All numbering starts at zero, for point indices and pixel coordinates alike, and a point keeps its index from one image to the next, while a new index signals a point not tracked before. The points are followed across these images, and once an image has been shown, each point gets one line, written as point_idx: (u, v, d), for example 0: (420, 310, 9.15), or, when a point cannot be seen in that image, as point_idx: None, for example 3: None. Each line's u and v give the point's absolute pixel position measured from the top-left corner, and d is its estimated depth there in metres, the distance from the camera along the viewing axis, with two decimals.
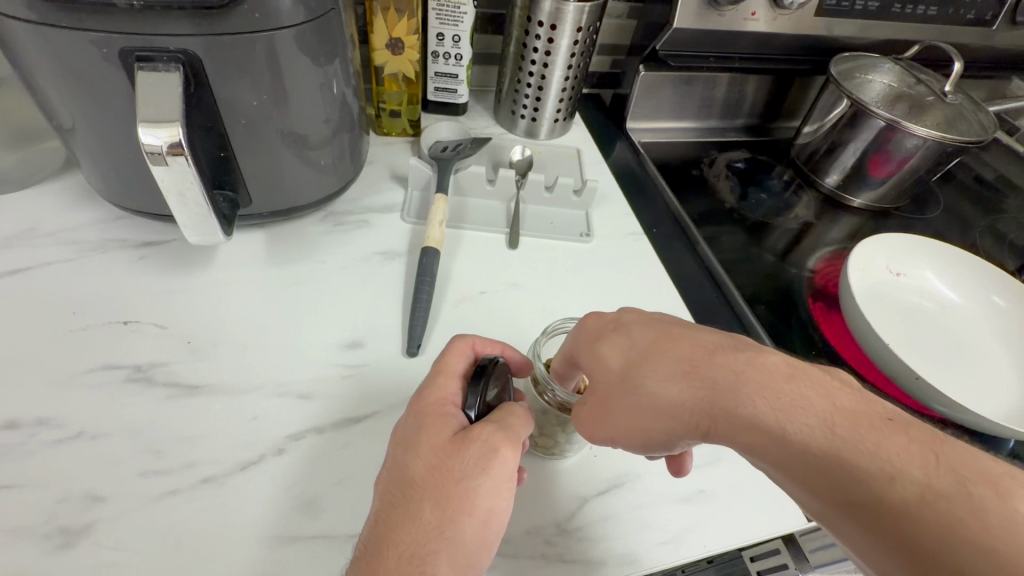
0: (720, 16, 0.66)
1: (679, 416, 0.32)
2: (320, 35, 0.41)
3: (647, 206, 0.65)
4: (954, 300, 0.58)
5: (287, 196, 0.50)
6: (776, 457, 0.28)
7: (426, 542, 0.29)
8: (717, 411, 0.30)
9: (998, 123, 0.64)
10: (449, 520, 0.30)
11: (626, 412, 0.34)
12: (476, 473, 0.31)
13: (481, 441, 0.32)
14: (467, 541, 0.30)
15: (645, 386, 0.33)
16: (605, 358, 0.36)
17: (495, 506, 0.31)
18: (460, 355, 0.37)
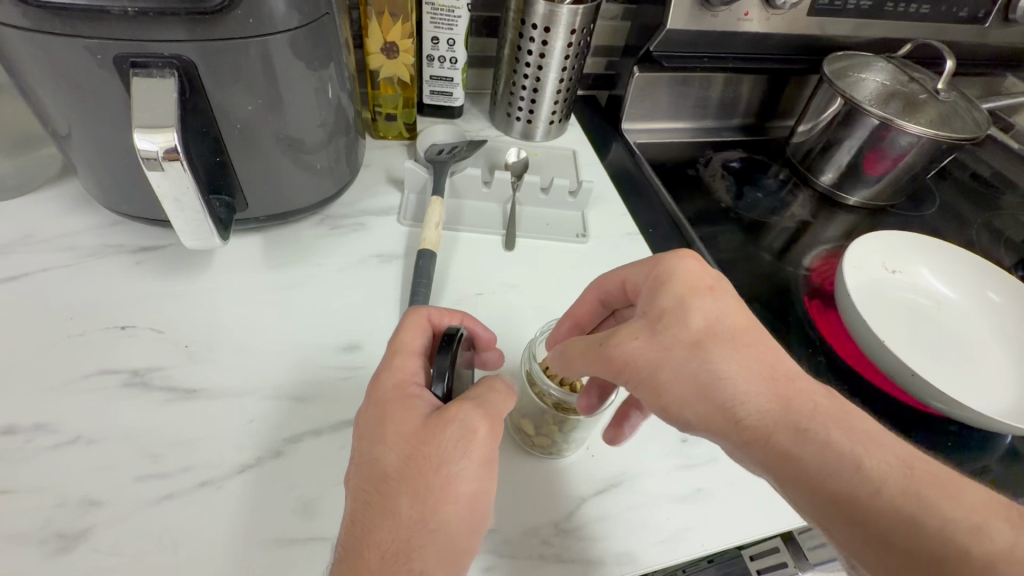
0: (713, 17, 0.67)
1: (743, 415, 0.32)
2: (313, 40, 0.41)
3: (644, 207, 0.65)
4: (951, 297, 0.59)
5: (283, 200, 0.50)
6: (837, 477, 0.29)
7: (408, 536, 0.29)
8: (797, 420, 0.31)
9: (991, 120, 0.64)
10: (431, 510, 0.30)
11: (679, 379, 0.33)
12: (457, 458, 0.31)
13: (457, 422, 0.32)
14: (453, 526, 0.30)
15: (718, 367, 0.33)
16: (690, 309, 0.35)
17: (478, 491, 0.31)
18: (415, 332, 0.38)
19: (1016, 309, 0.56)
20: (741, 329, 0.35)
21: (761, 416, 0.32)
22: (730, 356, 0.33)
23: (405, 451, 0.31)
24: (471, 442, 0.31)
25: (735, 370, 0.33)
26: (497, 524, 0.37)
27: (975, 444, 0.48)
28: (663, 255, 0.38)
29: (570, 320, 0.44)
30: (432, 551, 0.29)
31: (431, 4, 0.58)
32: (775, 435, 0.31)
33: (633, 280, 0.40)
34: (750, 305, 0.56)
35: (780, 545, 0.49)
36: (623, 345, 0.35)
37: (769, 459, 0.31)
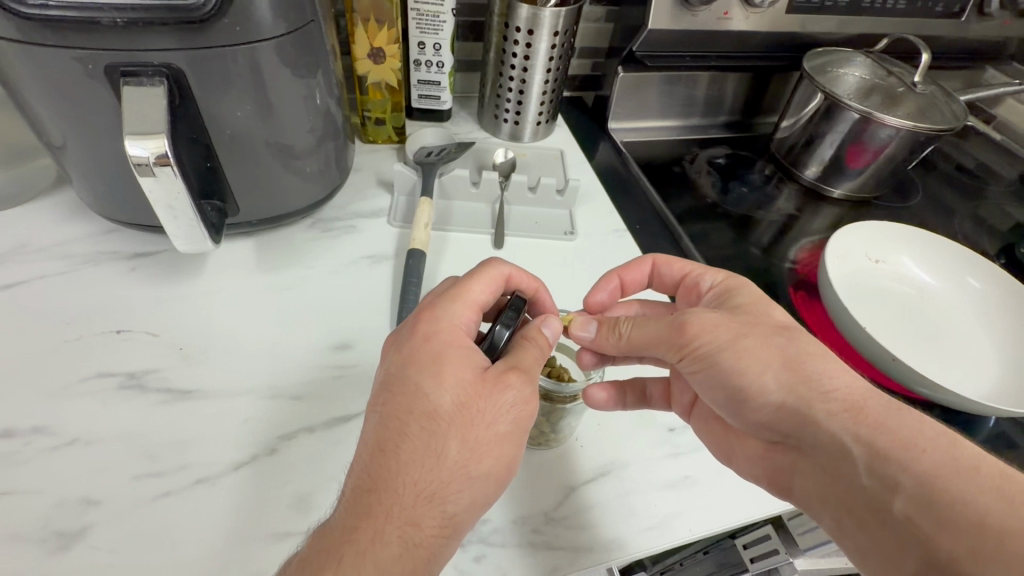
0: (693, 17, 0.67)
1: (830, 387, 0.35)
2: (300, 47, 0.42)
3: (633, 204, 0.66)
4: (933, 285, 0.60)
5: (273, 204, 0.51)
6: (925, 449, 0.31)
7: (448, 479, 0.32)
8: (888, 401, 0.34)
9: (968, 111, 0.65)
10: (473, 461, 0.32)
11: (764, 347, 0.37)
12: (510, 420, 0.34)
13: (518, 389, 0.35)
14: (487, 482, 0.33)
15: (805, 346, 0.37)
16: (771, 310, 0.41)
17: (514, 455, 0.34)
18: (489, 287, 0.39)
19: (997, 293, 0.57)
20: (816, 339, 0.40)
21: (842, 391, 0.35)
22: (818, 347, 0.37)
23: (462, 398, 0.33)
24: (524, 410, 0.35)
25: (823, 354, 0.37)
26: (488, 514, 0.38)
27: (958, 427, 0.49)
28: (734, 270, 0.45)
29: (620, 275, 0.48)
30: (464, 500, 0.32)
31: (416, 9, 0.59)
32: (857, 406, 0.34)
33: (699, 271, 0.46)
34: None
35: (772, 532, 0.51)
36: (710, 318, 0.39)
37: (849, 424, 0.33)
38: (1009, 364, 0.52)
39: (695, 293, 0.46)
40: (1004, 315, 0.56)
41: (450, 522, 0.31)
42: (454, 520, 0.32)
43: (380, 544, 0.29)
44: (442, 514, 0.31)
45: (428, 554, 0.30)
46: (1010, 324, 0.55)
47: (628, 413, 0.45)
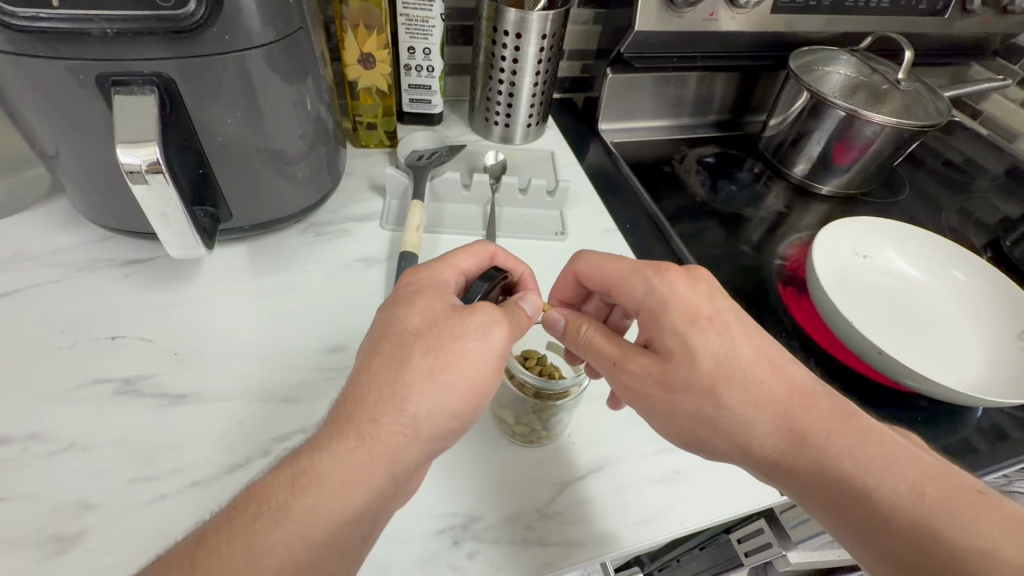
0: (679, 18, 0.68)
1: (758, 449, 0.38)
2: (290, 54, 0.43)
3: (622, 205, 0.66)
4: (920, 279, 0.60)
5: (265, 209, 0.51)
6: (854, 509, 0.35)
7: (410, 383, 0.33)
8: (811, 456, 0.36)
9: (951, 107, 0.66)
10: (438, 367, 0.33)
11: (694, 418, 0.39)
12: (477, 336, 0.35)
13: (488, 313, 0.36)
14: (451, 390, 0.33)
15: (730, 410, 0.38)
16: (697, 347, 0.39)
17: (483, 372, 0.34)
18: (475, 258, 0.42)
19: (982, 285, 0.58)
20: (761, 377, 0.39)
21: (780, 456, 0.37)
22: (744, 400, 0.38)
23: (431, 316, 0.35)
24: (491, 332, 0.35)
25: (752, 417, 0.38)
26: (481, 512, 0.38)
27: (945, 419, 0.50)
28: (655, 278, 0.41)
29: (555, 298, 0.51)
30: (425, 402, 0.32)
31: (406, 15, 0.59)
32: (794, 471, 0.37)
33: (620, 287, 0.43)
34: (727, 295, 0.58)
35: (765, 526, 0.52)
36: (640, 383, 0.40)
37: (784, 484, 0.37)
38: (995, 355, 0.53)
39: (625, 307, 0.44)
40: (989, 307, 0.57)
41: (411, 424, 0.32)
42: (416, 425, 0.32)
43: (341, 439, 0.31)
44: (403, 416, 0.32)
45: (389, 454, 0.31)
46: (996, 316, 0.56)
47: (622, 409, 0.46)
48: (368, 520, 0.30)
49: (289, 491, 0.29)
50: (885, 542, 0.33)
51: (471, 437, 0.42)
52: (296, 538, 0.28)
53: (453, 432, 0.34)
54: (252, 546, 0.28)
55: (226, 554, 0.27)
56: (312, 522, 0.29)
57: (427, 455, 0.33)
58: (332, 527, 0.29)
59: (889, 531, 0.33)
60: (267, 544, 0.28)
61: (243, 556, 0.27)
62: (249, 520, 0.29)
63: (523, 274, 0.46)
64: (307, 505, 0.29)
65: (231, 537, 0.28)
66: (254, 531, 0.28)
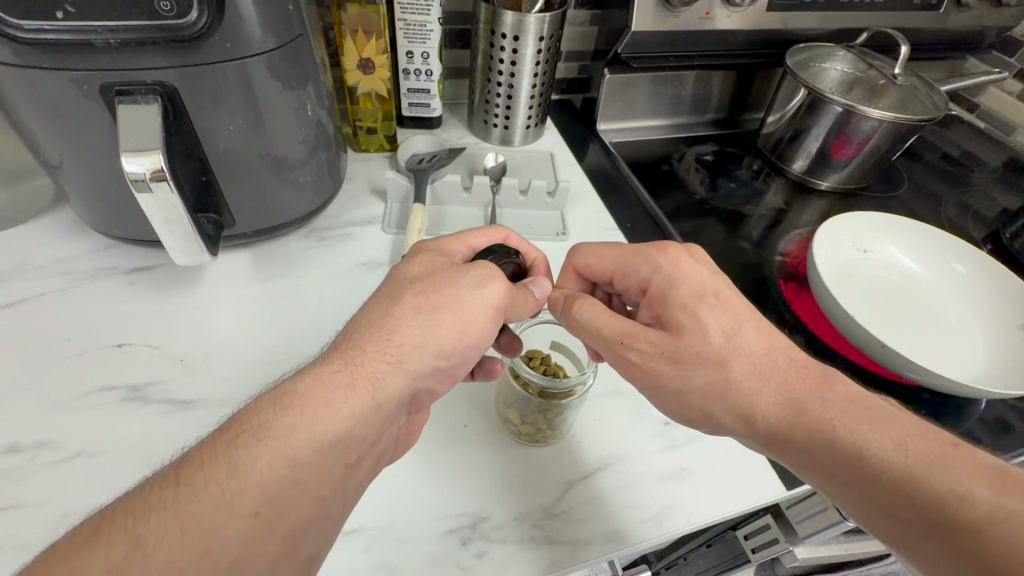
0: (675, 17, 0.67)
1: (756, 417, 0.38)
2: (290, 60, 0.44)
3: (623, 204, 0.67)
4: (920, 272, 0.61)
5: (268, 215, 0.52)
6: (849, 472, 0.35)
7: (399, 318, 0.36)
8: (804, 424, 0.37)
9: (948, 100, 0.67)
10: (427, 307, 0.36)
11: (706, 390, 0.39)
12: (467, 282, 0.38)
13: (481, 270, 0.39)
14: (438, 327, 0.36)
15: (735, 381, 0.38)
16: (706, 322, 0.40)
17: (474, 317, 0.37)
18: (488, 238, 0.45)
19: (982, 278, 0.58)
20: (764, 351, 0.40)
21: (778, 426, 0.37)
22: (748, 371, 0.39)
23: (429, 269, 0.39)
24: (486, 282, 0.38)
25: (755, 389, 0.38)
26: (488, 511, 0.38)
27: (949, 412, 0.50)
28: (658, 255, 0.43)
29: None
30: (413, 333, 0.35)
31: (404, 20, 0.60)
32: (791, 441, 0.37)
33: (626, 270, 0.45)
34: None
35: (771, 522, 0.52)
36: (648, 360, 0.40)
37: (781, 452, 0.38)
38: (997, 348, 0.53)
39: (632, 289, 0.45)
40: (989, 298, 0.57)
41: (397, 354, 0.34)
42: (400, 355, 0.34)
43: (328, 368, 0.33)
44: (389, 347, 0.34)
45: (373, 380, 0.33)
46: (997, 308, 0.56)
47: (626, 408, 0.46)
48: (348, 448, 0.31)
49: (273, 412, 0.30)
50: (875, 496, 0.34)
51: (477, 437, 0.43)
52: (277, 455, 0.29)
53: (439, 374, 0.36)
54: (234, 462, 0.28)
55: (209, 472, 0.28)
56: (294, 438, 0.29)
57: (411, 391, 0.35)
58: (313, 447, 0.30)
59: (877, 487, 0.34)
60: (247, 459, 0.28)
61: (225, 472, 0.28)
62: (233, 438, 0.30)
63: (536, 258, 0.49)
64: (289, 423, 0.30)
65: (214, 455, 0.29)
66: (236, 449, 0.29)
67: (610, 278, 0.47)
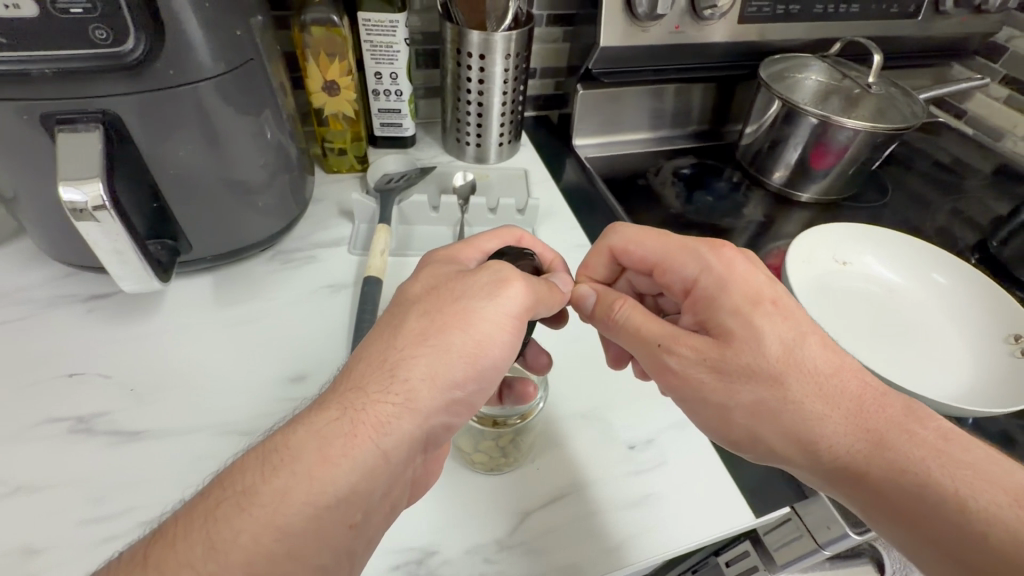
0: (644, 32, 0.66)
1: (819, 448, 0.36)
2: (242, 85, 0.44)
3: (597, 219, 0.66)
4: (902, 284, 0.59)
5: (230, 239, 0.51)
6: (944, 522, 0.32)
7: (403, 353, 0.35)
8: (889, 463, 0.34)
9: (925, 108, 0.66)
10: (434, 332, 0.36)
11: (755, 406, 0.38)
12: (477, 295, 0.37)
13: (491, 273, 0.39)
14: (449, 352, 0.35)
15: (798, 402, 0.37)
16: (762, 330, 0.39)
17: (488, 333, 0.37)
18: (501, 240, 0.46)
19: (968, 287, 0.56)
20: (831, 373, 0.38)
21: (852, 459, 0.35)
22: (812, 393, 0.37)
23: (430, 287, 0.39)
24: (497, 290, 0.38)
25: (821, 414, 0.37)
26: (441, 544, 0.37)
27: None
28: (709, 254, 0.42)
29: (587, 278, 0.51)
30: (419, 368, 0.34)
31: (370, 41, 0.60)
32: (864, 478, 0.35)
33: (669, 266, 0.45)
34: None
35: (750, 547, 0.49)
36: (688, 366, 0.39)
37: (853, 492, 0.36)
38: (984, 361, 0.51)
39: (673, 287, 0.45)
40: (973, 309, 0.55)
41: (402, 392, 0.33)
42: (407, 395, 0.33)
43: (321, 418, 0.32)
44: (393, 385, 0.34)
45: (378, 426, 0.32)
46: (985, 319, 0.54)
47: (588, 431, 0.44)
48: (350, 506, 0.30)
49: (259, 473, 0.29)
50: (959, 551, 0.32)
51: None
52: (264, 526, 0.28)
53: (454, 406, 0.35)
54: (212, 538, 0.27)
55: (181, 549, 0.27)
56: (284, 504, 0.29)
57: (425, 432, 0.34)
58: (307, 511, 0.29)
59: (958, 544, 0.32)
60: (228, 533, 0.27)
61: (201, 551, 0.27)
62: (212, 508, 0.29)
63: (553, 260, 0.50)
64: (277, 486, 0.29)
65: (188, 533, 0.28)
66: (214, 523, 0.28)
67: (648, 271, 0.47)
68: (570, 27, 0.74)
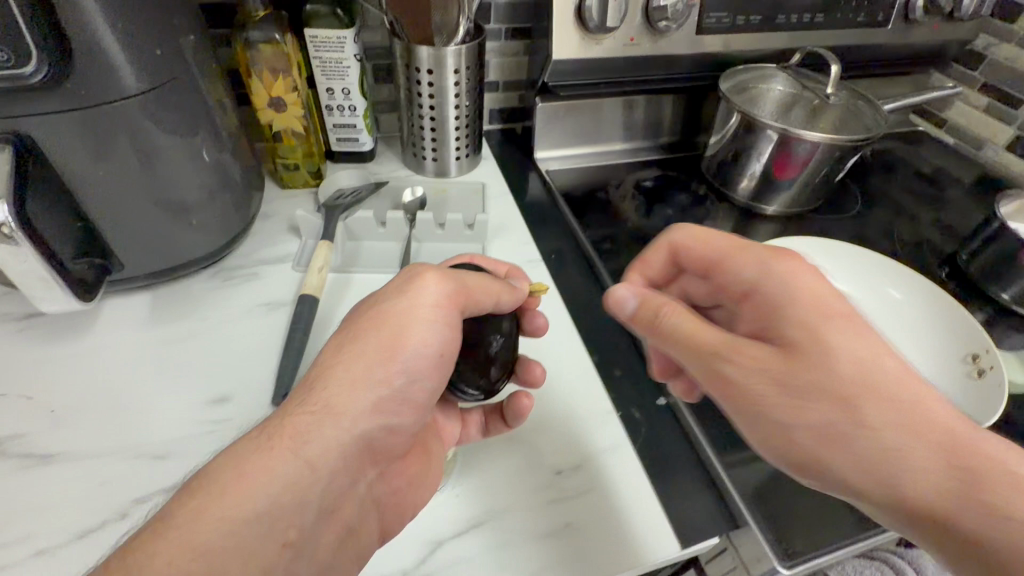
0: (598, 45, 0.65)
1: (893, 480, 0.34)
2: (166, 101, 0.45)
3: (551, 234, 0.65)
4: (863, 299, 0.56)
5: (165, 257, 0.51)
6: None
7: (322, 368, 0.37)
8: (984, 507, 0.32)
9: (888, 118, 0.65)
10: (349, 340, 0.38)
11: (815, 424, 0.36)
12: (392, 297, 0.40)
13: (404, 275, 0.41)
14: (364, 355, 0.38)
15: (871, 425, 0.34)
16: (832, 344, 0.36)
17: (404, 325, 0.38)
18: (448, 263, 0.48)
19: (925, 303, 0.54)
20: (914, 397, 0.35)
21: (937, 494, 0.33)
22: (889, 418, 0.34)
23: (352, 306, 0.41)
24: (408, 286, 0.40)
25: (902, 440, 0.34)
26: None
27: None
28: (768, 259, 0.41)
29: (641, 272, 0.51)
30: (337, 376, 0.37)
31: (318, 57, 0.60)
32: (944, 518, 0.33)
33: (728, 268, 0.43)
34: None
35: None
36: (747, 377, 0.37)
37: (934, 532, 0.33)
38: (940, 383, 0.49)
39: (731, 288, 0.43)
40: (931, 327, 0.53)
41: (322, 403, 0.36)
42: (326, 403, 0.36)
43: (245, 437, 0.34)
44: (313, 397, 0.36)
45: (297, 435, 0.34)
46: (943, 336, 0.52)
47: (513, 457, 0.43)
48: (275, 517, 0.32)
49: (180, 498, 0.31)
50: None
51: None
52: (181, 548, 0.29)
53: (382, 407, 0.38)
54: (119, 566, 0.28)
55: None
56: (201, 524, 0.30)
57: (351, 436, 0.36)
58: (227, 527, 0.30)
59: None
60: (143, 559, 0.28)
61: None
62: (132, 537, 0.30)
63: (508, 270, 0.50)
64: (194, 506, 0.30)
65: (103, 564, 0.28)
66: (127, 552, 0.29)
67: (706, 275, 0.47)
68: (527, 40, 0.73)
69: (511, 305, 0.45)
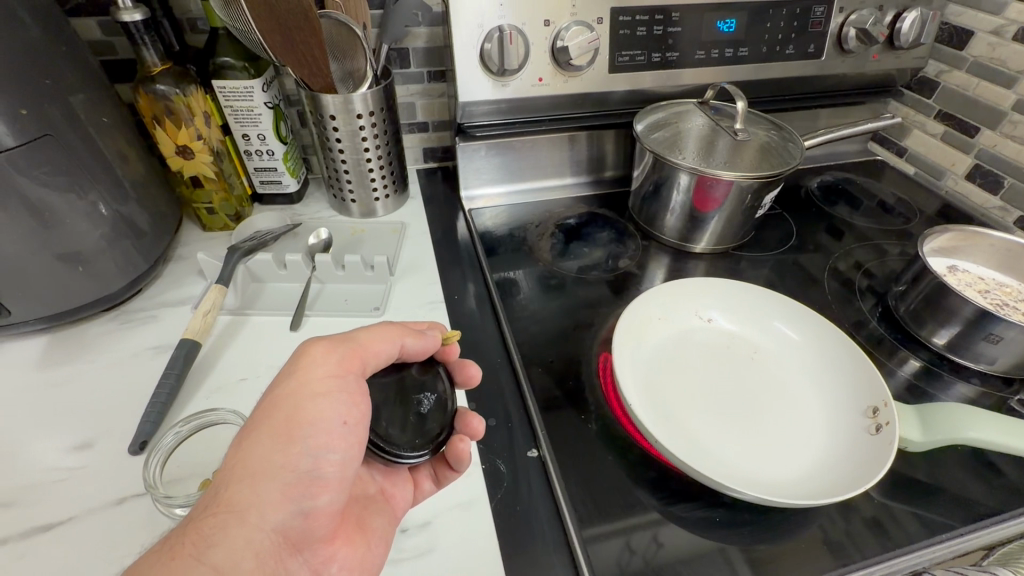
0: (504, 86, 0.66)
1: None
2: (43, 155, 0.46)
3: (461, 272, 0.65)
4: (771, 346, 0.55)
5: (58, 303, 0.52)
6: None
7: (225, 467, 0.34)
8: None
9: (805, 151, 0.63)
10: (248, 430, 0.35)
11: None
12: (281, 381, 0.37)
13: (297, 351, 0.38)
14: (263, 444, 0.35)
15: None
16: None
17: (302, 406, 0.36)
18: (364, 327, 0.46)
19: (822, 345, 0.53)
20: None
21: None
22: None
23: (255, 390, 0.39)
24: (300, 363, 0.37)
25: None
26: None
27: (768, 519, 0.42)
28: None
29: None
30: (239, 472, 0.34)
31: (230, 106, 0.62)
32: None
33: None
34: (531, 369, 0.53)
35: None
36: None
37: None
38: (850, 430, 0.46)
39: None
40: (841, 370, 0.51)
41: (225, 502, 0.33)
42: (229, 504, 0.33)
43: (146, 555, 0.31)
44: (217, 499, 0.33)
45: (199, 542, 0.31)
46: (847, 382, 0.50)
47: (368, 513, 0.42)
48: None
49: None
50: None
51: None
52: None
53: (295, 493, 0.35)
54: None
55: None
56: None
57: (265, 530, 0.34)
58: None
59: None
60: None
61: None
62: None
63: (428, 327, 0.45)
64: None
65: None
66: None
67: None
68: (444, 82, 0.74)
69: (419, 349, 0.43)
